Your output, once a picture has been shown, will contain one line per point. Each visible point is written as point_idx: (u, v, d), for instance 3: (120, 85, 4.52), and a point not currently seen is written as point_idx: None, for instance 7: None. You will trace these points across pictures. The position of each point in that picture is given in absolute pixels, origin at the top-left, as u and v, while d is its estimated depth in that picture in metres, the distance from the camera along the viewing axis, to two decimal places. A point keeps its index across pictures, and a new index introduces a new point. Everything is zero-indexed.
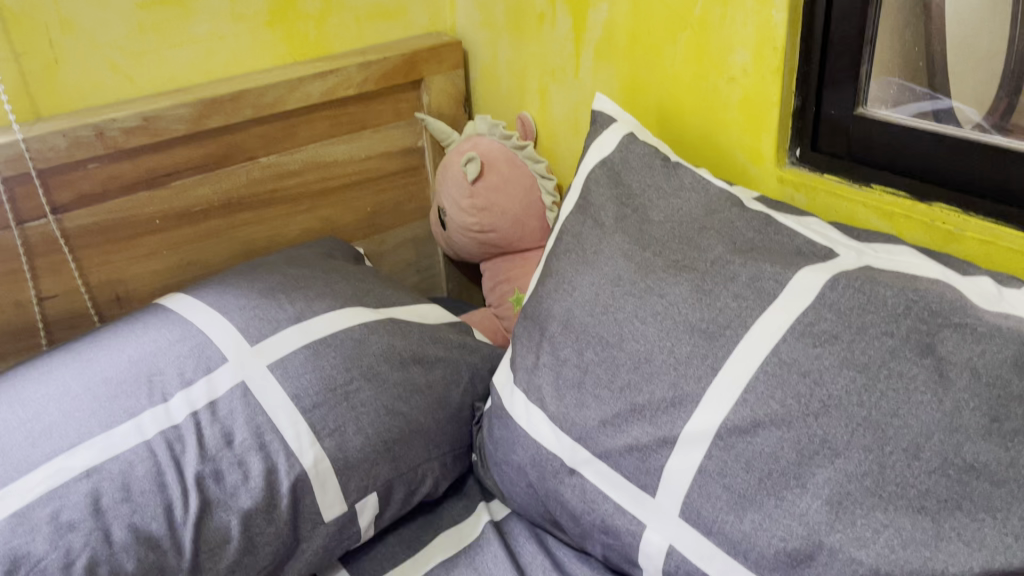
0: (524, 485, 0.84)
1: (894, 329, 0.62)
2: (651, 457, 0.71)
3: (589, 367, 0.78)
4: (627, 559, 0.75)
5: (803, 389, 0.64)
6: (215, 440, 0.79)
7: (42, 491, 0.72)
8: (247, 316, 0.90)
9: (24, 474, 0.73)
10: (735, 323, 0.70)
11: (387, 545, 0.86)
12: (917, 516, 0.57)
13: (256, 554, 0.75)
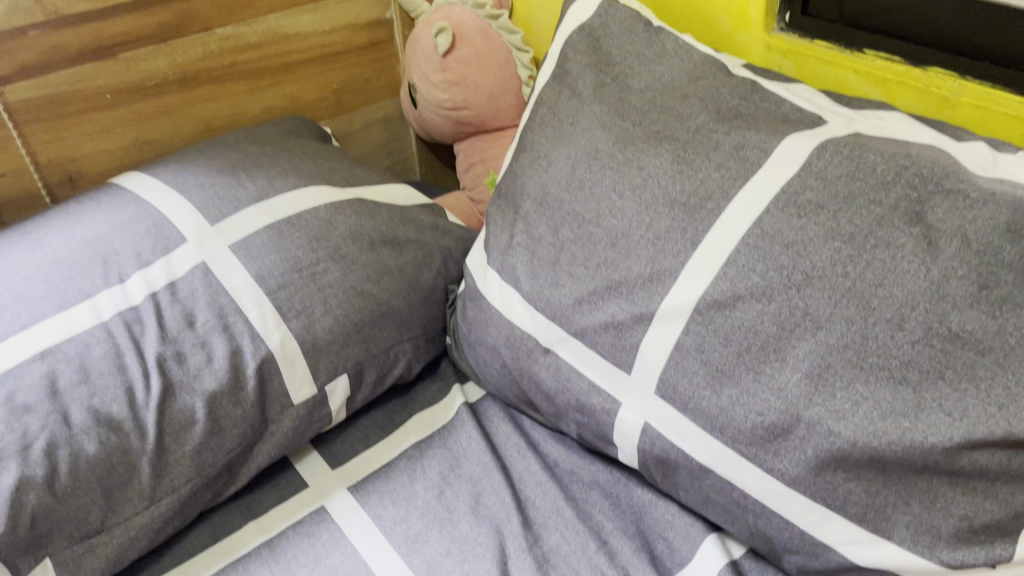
0: (499, 366, 0.82)
1: (883, 198, 0.60)
2: (628, 334, 0.69)
3: (564, 245, 0.75)
4: (601, 437, 0.74)
5: (786, 261, 0.61)
6: (176, 321, 0.75)
7: None
8: (207, 195, 0.85)
9: None
10: (717, 194, 0.66)
11: (359, 427, 0.85)
12: (898, 387, 0.56)
13: (223, 436, 0.73)
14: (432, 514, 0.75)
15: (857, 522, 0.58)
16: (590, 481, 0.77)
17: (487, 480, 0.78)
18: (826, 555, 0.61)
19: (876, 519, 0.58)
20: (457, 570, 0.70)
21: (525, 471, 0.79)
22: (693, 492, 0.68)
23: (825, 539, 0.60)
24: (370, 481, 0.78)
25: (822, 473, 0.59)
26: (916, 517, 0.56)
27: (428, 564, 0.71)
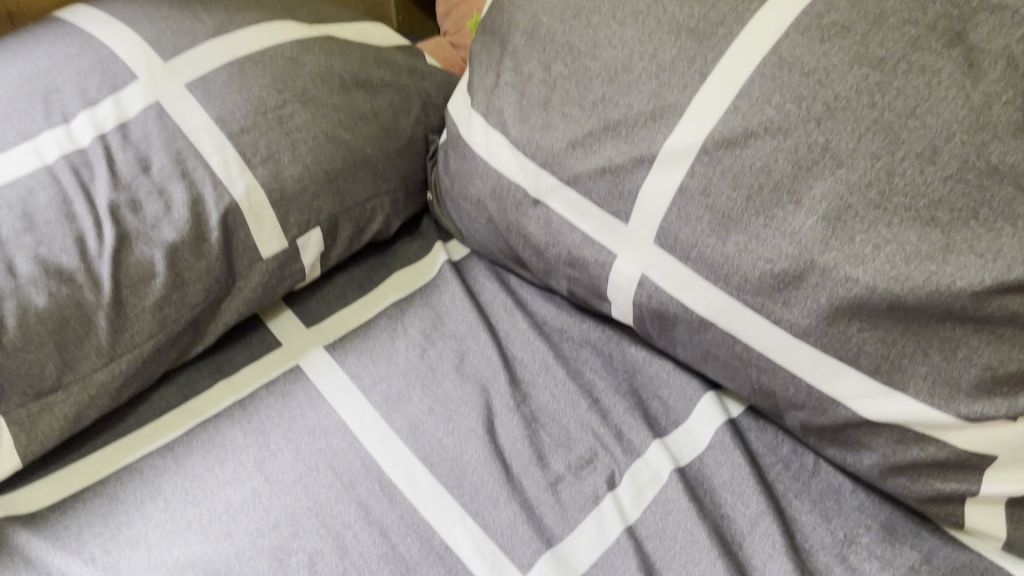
0: (484, 222, 0.75)
1: (920, 17, 0.53)
2: (626, 179, 0.63)
3: (557, 83, 0.67)
4: (594, 292, 0.69)
5: (806, 91, 0.55)
6: (129, 165, 0.68)
7: None
8: (157, 29, 0.76)
9: None
10: (731, 18, 0.59)
11: (335, 286, 0.79)
12: (925, 229, 0.51)
13: (186, 291, 0.68)
14: (414, 374, 0.71)
15: (870, 375, 0.55)
16: (581, 340, 0.73)
17: (472, 339, 0.73)
18: (833, 410, 0.57)
19: (891, 372, 0.54)
20: (441, 429, 0.67)
21: (512, 330, 0.75)
22: (692, 348, 0.64)
23: (833, 394, 0.57)
24: (347, 340, 0.74)
25: (835, 323, 0.54)
26: (935, 368, 0.52)
27: (410, 423, 0.67)
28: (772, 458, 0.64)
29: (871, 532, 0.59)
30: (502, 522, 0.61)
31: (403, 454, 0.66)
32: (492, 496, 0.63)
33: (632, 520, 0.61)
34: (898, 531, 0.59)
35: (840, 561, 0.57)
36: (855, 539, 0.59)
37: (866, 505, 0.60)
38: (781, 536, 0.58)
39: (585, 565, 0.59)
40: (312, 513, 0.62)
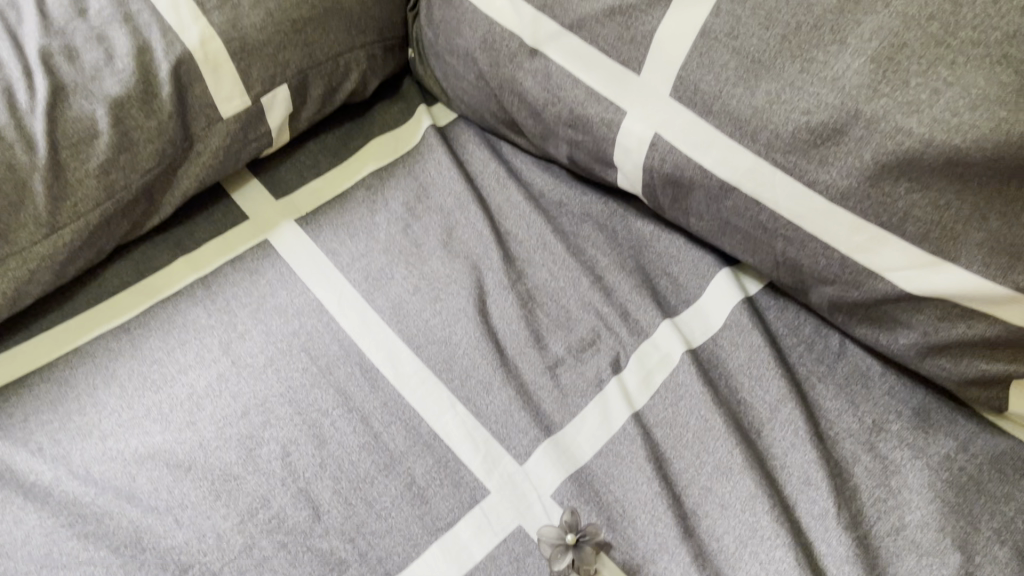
0: (473, 79, 0.66)
1: None
2: (637, 22, 0.55)
3: None
4: (598, 158, 0.61)
5: None
6: (62, 8, 0.61)
7: None
8: None
9: None
10: None
11: (306, 153, 0.70)
12: (994, 69, 0.44)
13: (136, 154, 0.60)
14: (397, 251, 0.64)
15: (916, 244, 0.48)
16: (582, 214, 0.66)
17: (461, 213, 0.65)
18: (869, 284, 0.51)
19: (941, 240, 0.47)
20: (428, 309, 0.60)
21: (504, 203, 0.67)
22: (710, 219, 0.57)
23: (871, 266, 0.50)
24: (322, 212, 0.66)
25: (880, 183, 0.47)
26: (994, 234, 0.46)
27: (393, 302, 0.61)
28: (794, 339, 0.58)
29: (902, 419, 0.54)
30: (495, 408, 0.55)
31: (385, 335, 0.59)
32: (484, 381, 0.57)
33: (639, 407, 0.55)
34: (932, 418, 0.53)
35: (868, 450, 0.52)
36: (884, 426, 0.53)
37: (897, 390, 0.55)
38: (805, 423, 0.52)
39: (587, 455, 0.53)
40: (285, 400, 0.56)
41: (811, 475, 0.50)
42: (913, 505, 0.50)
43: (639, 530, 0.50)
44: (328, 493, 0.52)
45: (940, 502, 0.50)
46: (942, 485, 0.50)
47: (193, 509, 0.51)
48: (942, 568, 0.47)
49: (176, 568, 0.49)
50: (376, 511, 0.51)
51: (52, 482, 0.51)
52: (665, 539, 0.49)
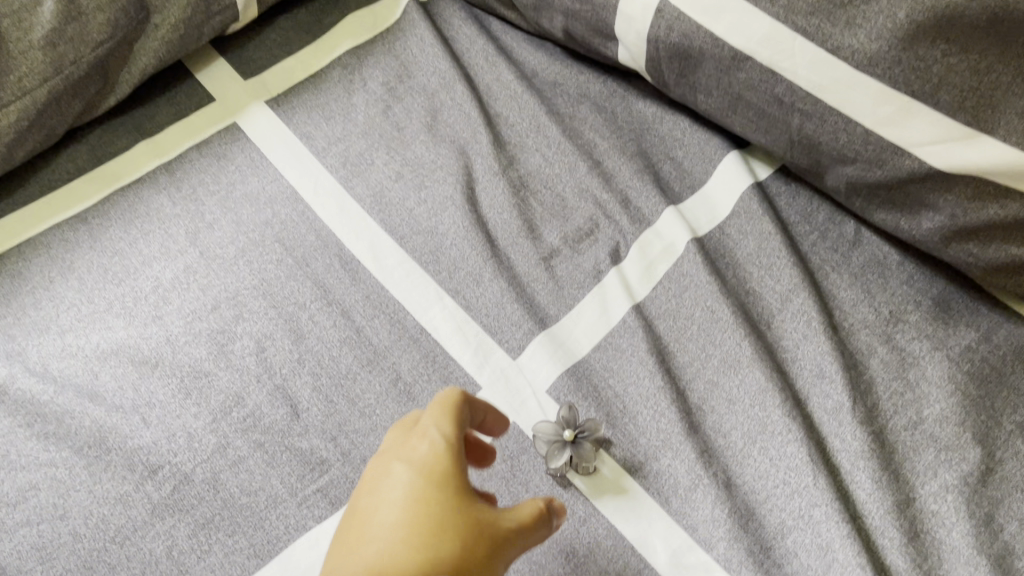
0: None
1: None
2: None
3: None
4: (597, 31, 0.56)
5: None
6: None
7: None
8: None
9: None
10: None
11: (277, 30, 0.64)
12: None
13: (85, 23, 0.54)
14: (377, 135, 0.59)
15: (951, 115, 0.44)
16: (578, 96, 0.61)
17: (446, 93, 0.60)
18: (894, 161, 0.46)
19: (978, 108, 0.43)
20: (412, 196, 0.56)
21: (494, 83, 0.61)
22: (719, 95, 0.53)
23: (896, 142, 0.46)
24: (295, 94, 0.61)
25: (913, 47, 0.43)
26: None
27: (374, 190, 0.56)
28: (807, 226, 0.54)
29: (920, 309, 0.50)
30: (486, 301, 0.52)
31: (365, 224, 0.55)
32: (474, 272, 0.52)
33: (640, 298, 0.51)
34: (953, 308, 0.50)
35: (885, 342, 0.49)
36: (902, 317, 0.50)
37: (916, 279, 0.51)
38: (818, 314, 0.49)
39: (585, 350, 0.50)
40: (259, 293, 0.52)
41: (824, 367, 0.47)
42: (932, 398, 0.46)
43: (640, 427, 0.47)
44: (307, 390, 0.48)
45: (961, 395, 0.46)
46: (963, 377, 0.47)
47: (162, 408, 0.47)
48: (961, 463, 0.44)
49: (145, 470, 0.45)
50: (358, 408, 0.48)
51: (8, 380, 0.48)
52: (668, 435, 0.46)
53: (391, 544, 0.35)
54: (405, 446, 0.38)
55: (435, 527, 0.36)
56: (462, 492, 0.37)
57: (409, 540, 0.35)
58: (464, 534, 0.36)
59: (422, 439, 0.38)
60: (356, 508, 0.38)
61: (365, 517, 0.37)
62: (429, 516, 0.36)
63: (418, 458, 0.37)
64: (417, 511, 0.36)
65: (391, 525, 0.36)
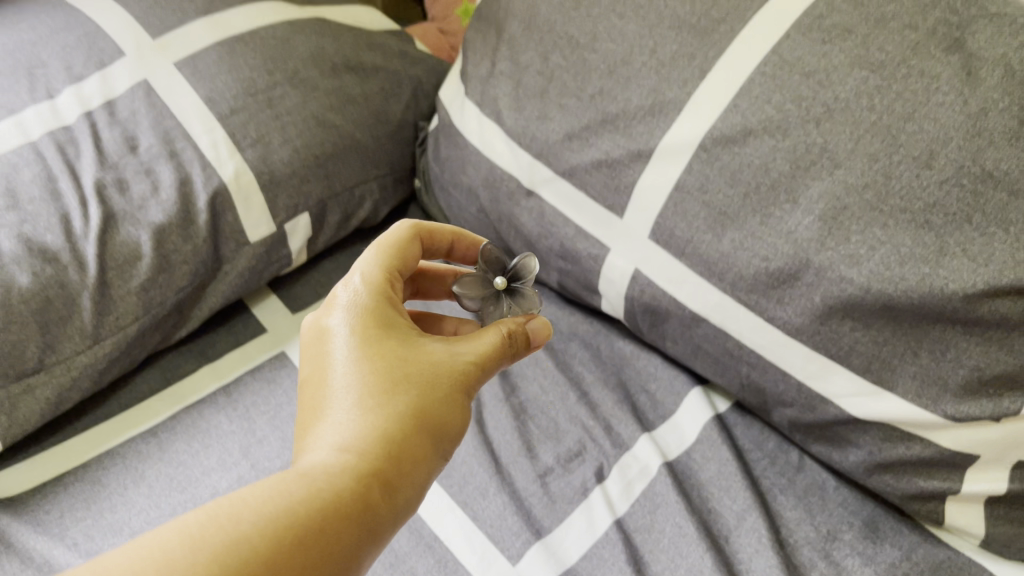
0: (475, 210, 0.76)
1: (918, 22, 0.53)
2: (622, 173, 0.63)
3: (554, 74, 0.68)
4: (586, 286, 0.70)
5: (806, 92, 0.56)
6: (115, 145, 0.67)
7: None
8: (146, 4, 0.75)
9: None
10: (732, 17, 0.59)
11: (320, 273, 0.79)
12: (919, 232, 0.51)
13: (172, 273, 0.67)
14: None
15: (860, 373, 0.55)
16: (569, 333, 0.74)
17: None
18: (821, 407, 0.58)
19: (880, 371, 0.55)
20: None
21: None
22: (683, 343, 0.65)
23: (822, 391, 0.58)
24: None
25: (828, 322, 0.55)
26: (925, 368, 0.53)
27: None
28: (759, 453, 0.65)
29: (853, 527, 0.60)
30: (490, 513, 0.61)
31: None
32: (481, 486, 0.63)
33: (620, 513, 0.61)
34: (880, 528, 0.60)
35: (824, 557, 0.58)
36: (838, 536, 0.59)
37: (849, 502, 0.61)
38: (767, 531, 0.59)
39: (573, 558, 0.59)
40: None
41: None
42: None
43: None
44: None
45: None
46: None
47: None
48: None
49: None
50: None
51: None
52: None
53: (354, 387, 0.48)
54: (336, 311, 0.52)
55: (378, 360, 0.49)
56: (394, 336, 0.51)
57: (369, 378, 0.48)
58: (407, 363, 0.49)
59: (349, 296, 0.52)
60: (310, 375, 0.50)
61: (322, 367, 0.50)
62: (373, 355, 0.49)
63: (349, 314, 0.52)
64: (368, 365, 0.49)
65: (349, 376, 0.48)
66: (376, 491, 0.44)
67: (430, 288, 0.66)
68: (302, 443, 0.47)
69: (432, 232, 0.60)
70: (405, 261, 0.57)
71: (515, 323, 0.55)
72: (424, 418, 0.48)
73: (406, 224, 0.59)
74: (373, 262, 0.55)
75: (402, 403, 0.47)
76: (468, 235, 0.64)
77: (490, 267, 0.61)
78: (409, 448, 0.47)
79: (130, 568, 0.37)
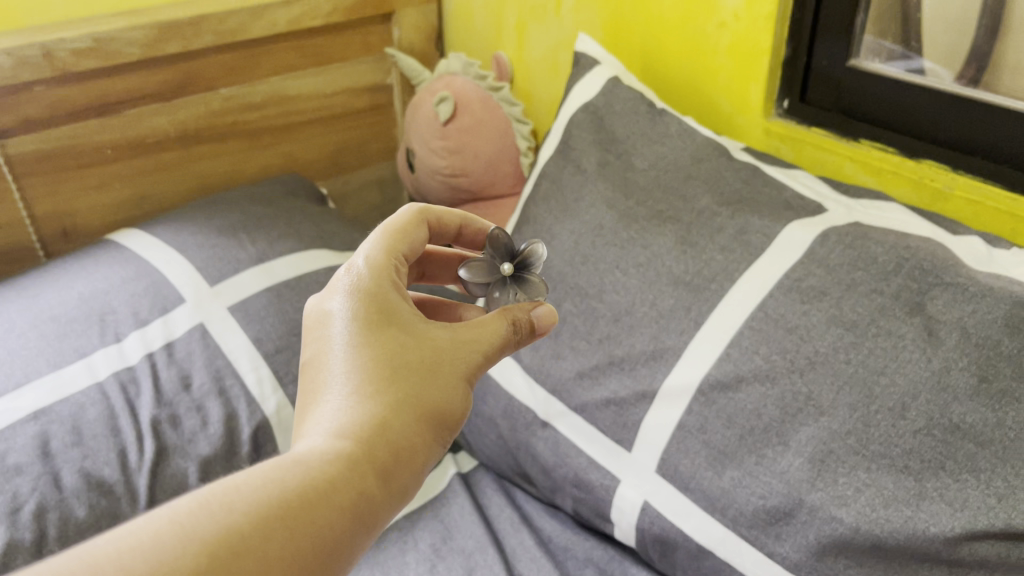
0: (494, 438, 0.82)
1: (884, 287, 0.61)
2: (629, 411, 0.70)
3: (566, 318, 0.76)
4: (599, 514, 0.73)
5: (790, 345, 0.62)
6: (172, 383, 0.75)
7: (30, 407, 0.69)
8: (207, 254, 0.85)
9: (18, 389, 0.70)
10: (721, 276, 0.68)
11: None
12: (899, 475, 0.55)
13: None
14: None
15: None
16: (584, 558, 0.76)
17: (479, 553, 0.76)
18: None
19: None
20: None
21: (518, 545, 0.78)
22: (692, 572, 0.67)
23: None
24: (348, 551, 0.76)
25: (824, 558, 0.58)
26: None
27: None
28: None
29: None
30: None
31: None
32: None
33: None
34: None
35: None
36: None
37: None
38: None
39: None
40: None
41: None
42: None
43: None
44: None
45: None
46: None
47: None
48: None
49: None
50: None
51: None
52: None
53: (355, 367, 0.48)
54: (337, 290, 0.53)
55: (380, 341, 0.50)
56: (396, 318, 0.51)
57: (370, 363, 0.48)
58: (408, 348, 0.50)
59: (352, 276, 0.53)
60: (309, 353, 0.50)
61: (321, 349, 0.50)
62: (376, 336, 0.50)
63: (350, 293, 0.52)
64: (369, 348, 0.49)
65: (350, 356, 0.49)
66: (375, 472, 0.44)
67: (437, 270, 0.69)
68: (300, 423, 0.47)
69: (441, 218, 0.63)
70: (407, 247, 0.59)
71: (520, 312, 0.57)
72: (424, 404, 0.48)
73: (409, 213, 0.60)
74: (377, 246, 0.56)
75: (400, 389, 0.48)
76: (474, 221, 0.67)
77: (498, 252, 0.64)
78: (409, 439, 0.47)
79: (117, 560, 0.35)
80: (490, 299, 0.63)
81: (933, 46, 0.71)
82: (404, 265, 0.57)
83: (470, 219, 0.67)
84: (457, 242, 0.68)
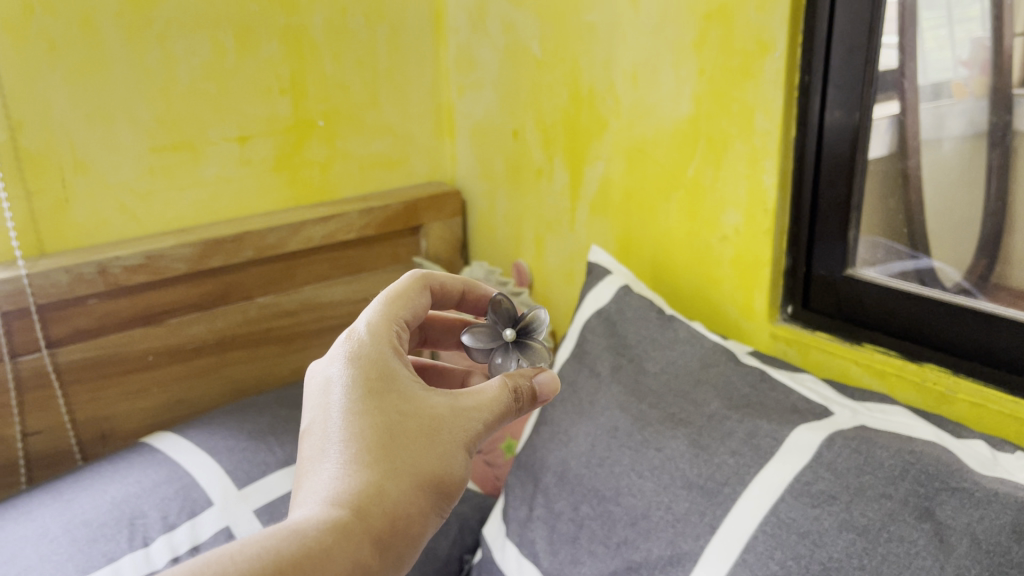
0: None
1: (892, 491, 0.61)
2: None
3: (584, 522, 0.77)
4: None
5: (803, 550, 0.62)
6: None
7: None
8: (236, 458, 0.89)
9: None
10: (733, 480, 0.69)
11: None
12: None
13: None
14: None
15: None
16: None
17: None
18: None
19: None
20: None
21: None
22: None
23: None
24: None
25: None
26: None
27: None
28: None
29: None
30: None
31: None
32: None
33: None
34: None
35: None
36: None
37: None
38: None
39: None
40: None
41: None
42: None
43: None
44: None
45: None
46: None
47: None
48: None
49: None
50: None
51: None
52: None
53: (351, 435, 0.53)
54: (335, 359, 0.59)
55: (376, 408, 0.55)
56: (392, 383, 0.57)
57: (368, 430, 0.54)
58: (404, 415, 0.55)
59: (349, 347, 0.59)
60: (309, 419, 0.56)
61: (323, 417, 0.55)
62: (373, 401, 0.55)
63: (348, 362, 0.58)
64: (366, 416, 0.54)
65: (347, 424, 0.54)
66: (366, 535, 0.49)
67: (437, 335, 0.77)
68: (298, 488, 0.52)
69: (443, 283, 0.71)
70: (405, 316, 0.65)
71: (522, 380, 0.62)
72: (418, 472, 0.53)
73: (408, 283, 0.68)
74: (372, 318, 0.62)
75: (394, 457, 0.53)
76: (477, 287, 0.75)
77: (501, 318, 0.72)
78: (403, 507, 0.52)
79: None
80: (492, 363, 0.70)
81: (943, 247, 0.75)
82: (403, 332, 0.64)
83: (473, 285, 0.76)
84: (461, 308, 0.77)
